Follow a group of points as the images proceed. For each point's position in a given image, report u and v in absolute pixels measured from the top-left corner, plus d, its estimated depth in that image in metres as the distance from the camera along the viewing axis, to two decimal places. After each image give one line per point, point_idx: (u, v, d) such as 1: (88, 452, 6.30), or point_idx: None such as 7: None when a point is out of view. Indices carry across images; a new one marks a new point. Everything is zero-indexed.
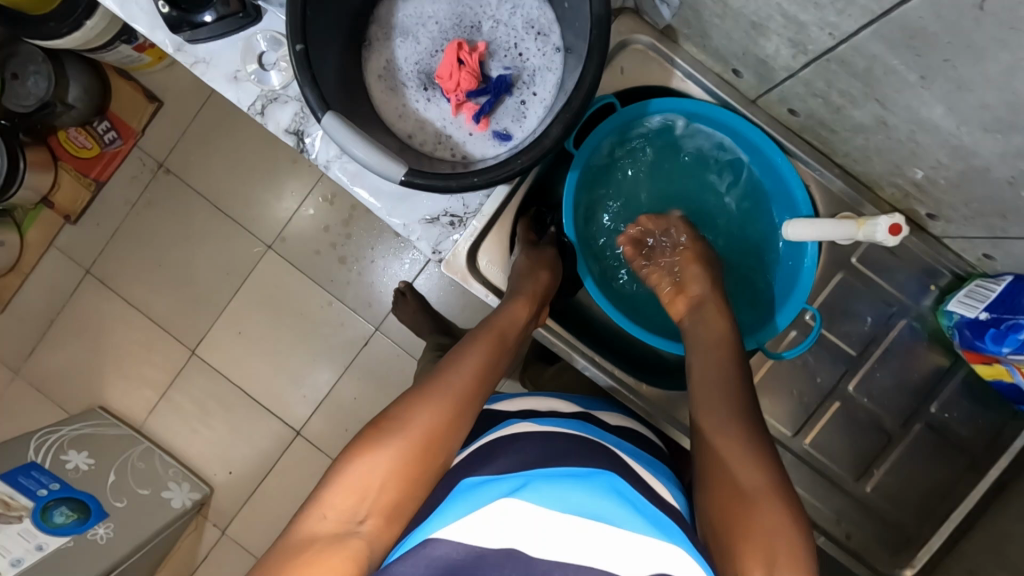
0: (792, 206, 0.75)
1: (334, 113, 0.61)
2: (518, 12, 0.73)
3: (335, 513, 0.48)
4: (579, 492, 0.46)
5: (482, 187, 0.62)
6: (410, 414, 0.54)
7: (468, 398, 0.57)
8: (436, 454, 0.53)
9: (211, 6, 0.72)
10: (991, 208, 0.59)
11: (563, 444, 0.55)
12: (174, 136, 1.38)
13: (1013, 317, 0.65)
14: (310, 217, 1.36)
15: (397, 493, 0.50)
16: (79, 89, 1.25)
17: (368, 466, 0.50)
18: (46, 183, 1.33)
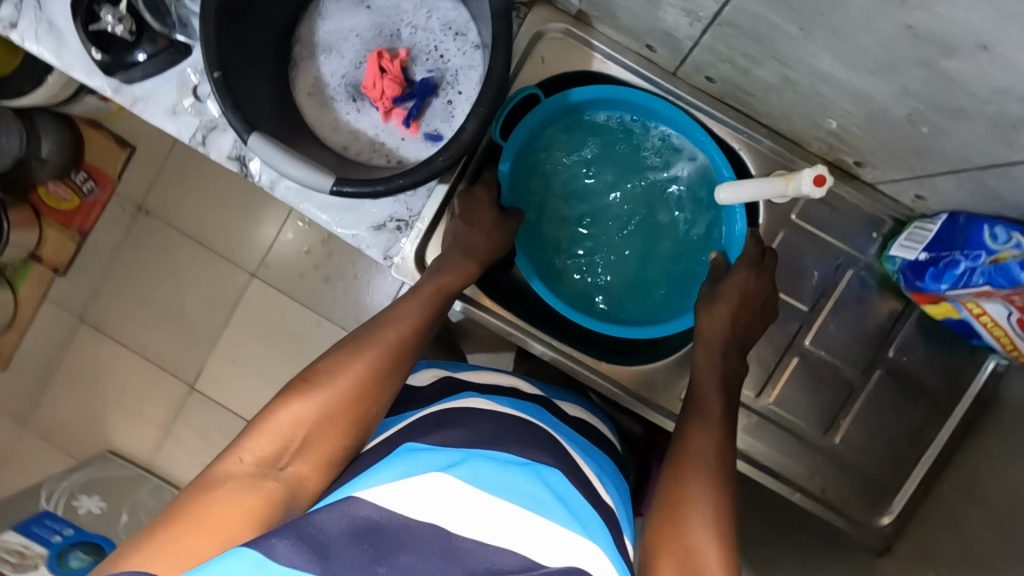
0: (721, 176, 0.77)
1: (258, 133, 0.63)
2: (434, 15, 0.76)
3: (256, 455, 0.52)
4: (515, 475, 0.49)
5: (410, 188, 0.64)
6: (338, 367, 0.57)
7: (402, 354, 0.60)
8: (364, 407, 0.56)
9: (141, 45, 0.76)
10: (905, 148, 0.60)
11: (514, 428, 0.57)
12: (149, 179, 1.41)
13: (951, 253, 0.66)
14: (290, 241, 1.39)
15: (323, 441, 0.54)
16: (52, 143, 1.31)
17: (292, 413, 0.54)
18: (32, 239, 1.37)
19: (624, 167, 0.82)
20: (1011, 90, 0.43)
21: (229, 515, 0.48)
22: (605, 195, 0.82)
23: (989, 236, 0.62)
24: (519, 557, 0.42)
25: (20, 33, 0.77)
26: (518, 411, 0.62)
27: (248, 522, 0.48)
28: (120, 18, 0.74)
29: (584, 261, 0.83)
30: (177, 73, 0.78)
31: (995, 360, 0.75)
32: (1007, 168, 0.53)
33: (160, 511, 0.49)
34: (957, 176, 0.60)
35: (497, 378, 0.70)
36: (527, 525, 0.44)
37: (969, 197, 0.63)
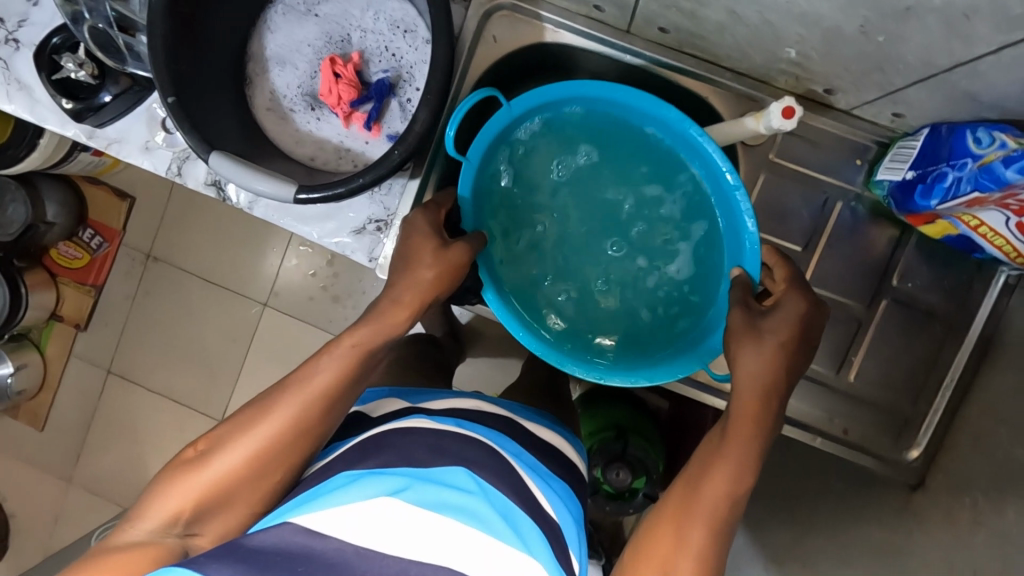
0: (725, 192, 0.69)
1: (219, 152, 0.64)
2: (381, 15, 0.76)
3: (149, 523, 0.51)
4: (451, 493, 0.49)
5: (371, 184, 0.64)
6: (230, 441, 0.54)
7: (313, 419, 0.56)
8: (268, 474, 0.54)
9: (105, 87, 0.78)
10: (867, 64, 0.59)
11: (459, 446, 0.56)
12: (153, 226, 1.44)
13: (937, 167, 0.63)
14: (295, 267, 1.41)
15: (219, 504, 0.53)
16: (56, 205, 1.35)
17: (182, 487, 0.52)
18: (50, 300, 1.42)
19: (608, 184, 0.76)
20: None
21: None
22: (593, 215, 0.76)
23: (973, 140, 0.59)
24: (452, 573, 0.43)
25: None
26: (462, 428, 0.61)
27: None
28: (80, 63, 0.76)
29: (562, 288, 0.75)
30: (146, 109, 0.79)
31: (1004, 274, 0.72)
32: (973, 65, 0.51)
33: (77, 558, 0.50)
34: (928, 84, 0.57)
35: (448, 401, 0.68)
36: (459, 544, 0.45)
37: (945, 105, 0.60)
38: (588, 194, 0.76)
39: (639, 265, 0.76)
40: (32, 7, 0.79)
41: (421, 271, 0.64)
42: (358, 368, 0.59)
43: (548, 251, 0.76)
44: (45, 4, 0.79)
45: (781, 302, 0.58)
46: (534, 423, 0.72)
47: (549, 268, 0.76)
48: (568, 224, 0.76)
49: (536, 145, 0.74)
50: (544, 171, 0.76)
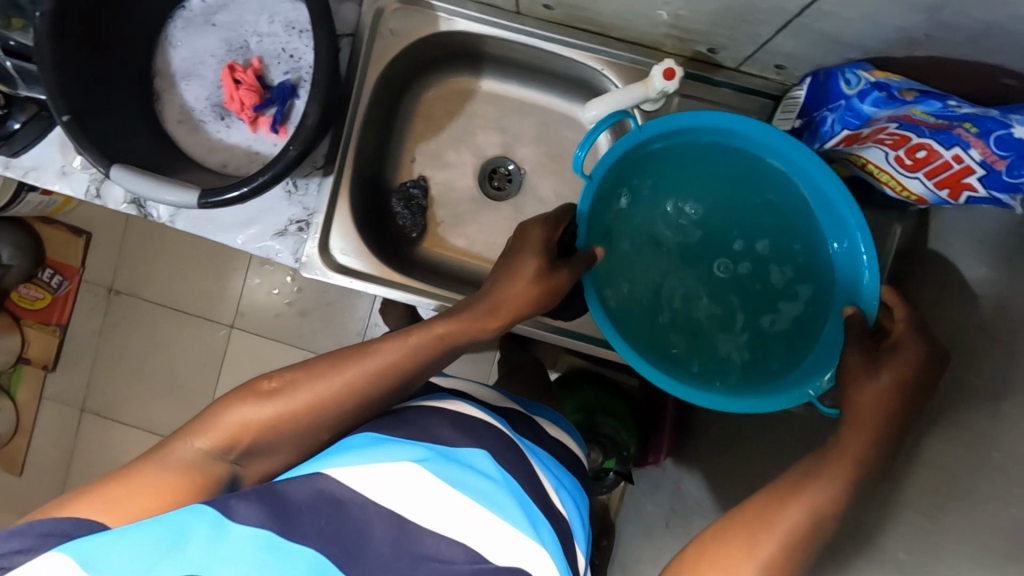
0: (839, 224, 0.67)
1: (120, 164, 0.65)
2: (275, 18, 0.76)
3: (202, 446, 0.51)
4: (476, 476, 0.50)
5: (274, 182, 0.65)
6: (311, 385, 0.53)
7: (383, 388, 0.55)
8: (322, 429, 0.54)
9: (14, 115, 0.78)
10: (732, 18, 0.61)
11: (484, 430, 0.56)
12: (112, 261, 1.44)
13: (819, 112, 0.66)
14: (259, 286, 1.43)
15: (270, 445, 0.52)
16: (10, 248, 1.34)
17: (247, 416, 0.51)
18: (15, 343, 1.41)
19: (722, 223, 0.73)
20: None
21: (155, 504, 0.47)
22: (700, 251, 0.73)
23: (845, 83, 0.61)
24: (468, 548, 0.45)
25: None
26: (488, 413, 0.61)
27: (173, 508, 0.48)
28: None
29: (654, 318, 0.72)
30: (58, 135, 0.81)
31: None
32: (819, 6, 0.54)
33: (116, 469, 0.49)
34: (790, 31, 0.60)
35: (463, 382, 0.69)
36: (481, 528, 0.46)
37: (814, 50, 0.63)
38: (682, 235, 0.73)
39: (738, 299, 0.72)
40: None
41: (525, 284, 0.61)
42: (433, 356, 0.58)
43: (636, 276, 0.72)
44: None
45: (902, 343, 0.53)
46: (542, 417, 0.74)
47: (638, 289, 0.72)
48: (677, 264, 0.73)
49: (652, 171, 0.71)
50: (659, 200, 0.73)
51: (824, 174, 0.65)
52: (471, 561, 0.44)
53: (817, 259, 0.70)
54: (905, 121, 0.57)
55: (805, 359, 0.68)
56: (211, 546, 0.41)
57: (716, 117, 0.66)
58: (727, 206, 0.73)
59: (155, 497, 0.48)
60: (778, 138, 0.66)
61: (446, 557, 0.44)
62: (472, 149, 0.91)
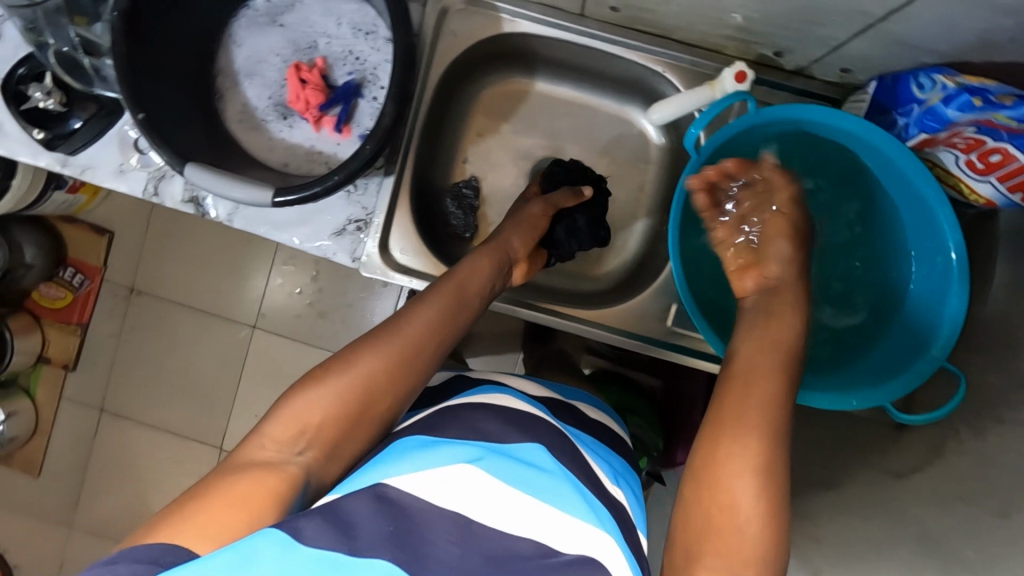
0: (927, 214, 0.64)
1: (193, 163, 0.65)
2: (342, 20, 0.78)
3: (274, 444, 0.51)
4: (527, 471, 0.51)
5: (347, 181, 0.65)
6: (357, 359, 0.56)
7: (425, 344, 0.59)
8: (382, 396, 0.56)
9: (74, 114, 0.78)
10: (808, 22, 0.62)
11: (532, 424, 0.57)
12: (133, 259, 1.44)
13: (889, 116, 0.67)
14: (281, 286, 1.42)
15: (339, 429, 0.53)
16: (34, 247, 1.32)
17: (309, 401, 0.53)
18: (36, 344, 1.38)
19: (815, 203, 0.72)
20: None
21: (237, 503, 0.46)
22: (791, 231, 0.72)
23: (918, 86, 0.62)
24: (536, 543, 0.45)
25: None
26: (536, 407, 0.61)
27: (258, 509, 0.47)
28: (48, 92, 0.77)
29: None
30: (117, 132, 0.80)
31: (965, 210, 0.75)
32: (906, 9, 0.54)
33: (184, 492, 0.48)
34: (867, 35, 0.60)
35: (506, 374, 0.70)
36: (543, 520, 0.47)
37: (885, 55, 0.63)
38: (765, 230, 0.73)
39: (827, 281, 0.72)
40: None
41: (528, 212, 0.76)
42: (456, 305, 0.63)
43: None
44: (7, 36, 0.78)
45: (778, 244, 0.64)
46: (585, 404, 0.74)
47: None
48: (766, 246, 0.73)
49: (747, 157, 0.71)
50: None
51: (914, 168, 0.62)
52: (539, 555, 0.44)
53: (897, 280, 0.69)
54: (986, 126, 0.57)
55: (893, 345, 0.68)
56: (283, 561, 0.39)
57: (831, 115, 0.64)
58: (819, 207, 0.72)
59: (234, 500, 0.46)
60: (891, 142, 0.62)
61: (514, 552, 0.44)
62: (520, 150, 0.91)
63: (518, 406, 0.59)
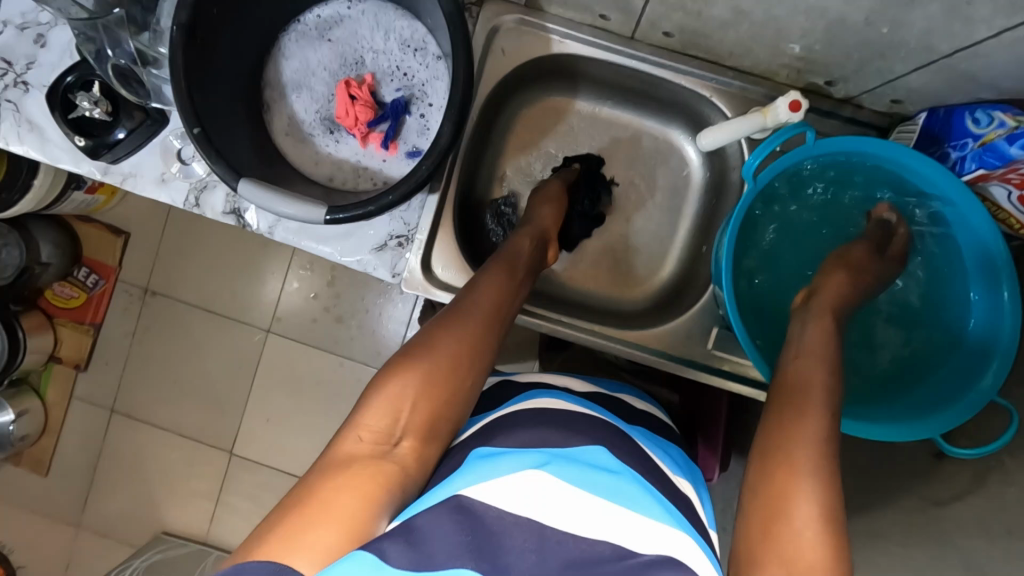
0: (975, 242, 0.65)
1: (247, 179, 0.65)
2: (391, 36, 0.78)
3: (371, 435, 0.51)
4: (597, 474, 0.50)
5: (401, 201, 0.65)
6: (437, 342, 0.57)
7: (493, 322, 0.61)
8: (465, 378, 0.57)
9: (120, 124, 0.77)
10: (869, 53, 0.62)
11: (588, 427, 0.57)
12: (150, 259, 1.35)
13: (940, 148, 0.68)
14: (296, 291, 1.34)
15: (431, 411, 0.54)
16: (51, 246, 1.26)
17: (399, 387, 0.53)
18: (48, 343, 1.31)
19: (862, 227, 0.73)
20: None
21: (352, 495, 0.46)
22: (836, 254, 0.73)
23: (972, 122, 0.63)
24: (614, 547, 0.44)
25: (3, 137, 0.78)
26: (586, 408, 0.61)
27: (373, 497, 0.47)
28: (95, 101, 0.76)
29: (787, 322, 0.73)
30: (160, 142, 0.79)
31: None
32: (974, 48, 0.55)
33: (285, 495, 0.48)
34: (929, 69, 0.61)
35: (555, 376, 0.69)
36: (619, 523, 0.45)
37: (944, 88, 0.63)
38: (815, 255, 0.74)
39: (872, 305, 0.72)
40: (39, 48, 0.78)
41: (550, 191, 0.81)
42: (511, 283, 0.66)
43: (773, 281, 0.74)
44: (53, 45, 0.78)
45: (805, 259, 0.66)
46: (631, 397, 0.73)
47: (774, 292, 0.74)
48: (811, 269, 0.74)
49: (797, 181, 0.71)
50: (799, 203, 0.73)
51: (966, 200, 0.63)
52: (620, 558, 0.43)
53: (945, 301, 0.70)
54: None
55: (939, 371, 0.68)
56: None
57: (881, 145, 0.65)
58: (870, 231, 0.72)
59: (349, 492, 0.47)
60: (945, 176, 0.63)
61: (595, 555, 0.43)
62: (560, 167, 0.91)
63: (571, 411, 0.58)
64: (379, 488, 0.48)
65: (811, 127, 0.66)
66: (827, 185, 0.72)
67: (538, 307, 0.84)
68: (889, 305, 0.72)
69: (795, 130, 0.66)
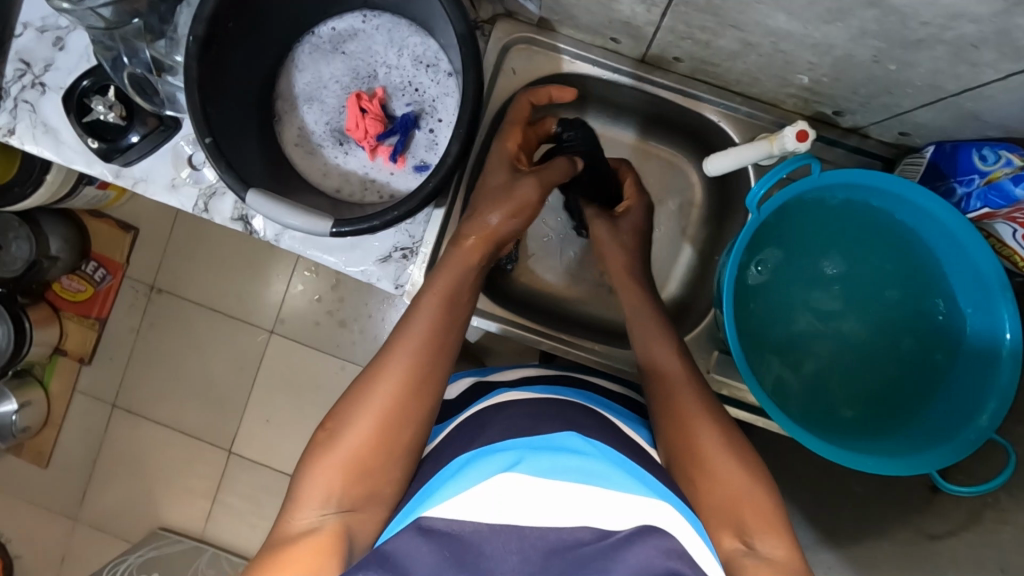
0: (975, 276, 0.65)
1: (255, 189, 0.65)
2: (404, 52, 0.79)
3: (308, 512, 0.50)
4: (567, 455, 0.49)
5: (405, 217, 0.66)
6: (366, 402, 0.54)
7: (425, 369, 0.56)
8: (399, 435, 0.53)
9: (133, 128, 0.78)
10: (877, 88, 0.63)
11: (555, 408, 0.58)
12: (157, 256, 1.36)
13: (944, 183, 0.68)
14: (300, 292, 1.34)
15: (368, 476, 0.52)
16: (60, 240, 1.26)
17: (331, 459, 0.52)
18: (53, 335, 1.33)
19: (857, 256, 0.72)
20: (964, 12, 0.47)
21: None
22: (830, 284, 0.73)
23: (979, 158, 0.63)
24: (593, 529, 0.44)
25: (18, 137, 0.79)
26: (551, 394, 0.64)
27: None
28: (110, 105, 0.77)
29: (782, 351, 0.74)
30: (171, 147, 0.79)
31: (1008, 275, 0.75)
32: (979, 89, 0.56)
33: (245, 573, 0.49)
34: (934, 106, 0.62)
35: (535, 371, 0.72)
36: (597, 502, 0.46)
37: (949, 124, 0.64)
38: (813, 278, 0.74)
39: (867, 335, 0.72)
40: (58, 51, 0.80)
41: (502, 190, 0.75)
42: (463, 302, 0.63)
43: (768, 309, 0.74)
44: (71, 48, 0.80)
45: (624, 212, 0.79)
46: (605, 380, 0.76)
47: (770, 321, 0.74)
48: (806, 298, 0.74)
49: (794, 214, 0.72)
50: (795, 234, 0.73)
51: (968, 234, 0.63)
52: (601, 538, 0.44)
53: (941, 332, 0.69)
54: None
55: (939, 405, 0.68)
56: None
57: (882, 177, 0.65)
58: (868, 253, 0.72)
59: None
60: (948, 211, 0.63)
61: (575, 542, 0.44)
62: None
63: (542, 402, 0.59)
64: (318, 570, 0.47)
65: (818, 159, 0.66)
66: (825, 217, 0.72)
67: (530, 320, 0.86)
68: (888, 332, 0.72)
69: (798, 159, 0.66)
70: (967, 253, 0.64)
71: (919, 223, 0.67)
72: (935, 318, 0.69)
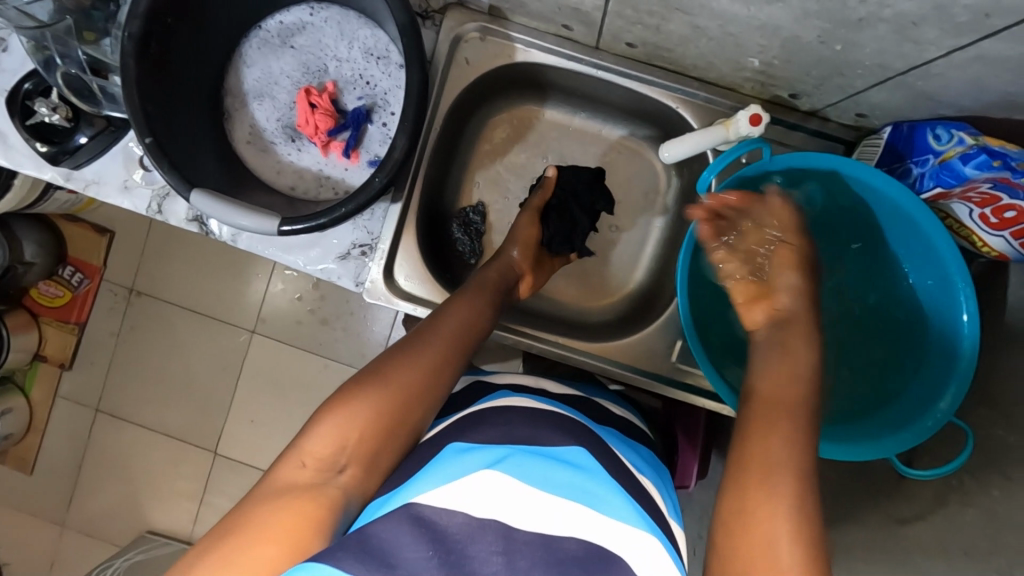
0: (939, 266, 0.64)
1: (199, 189, 0.64)
2: (355, 44, 0.77)
3: (313, 463, 0.50)
4: (562, 471, 0.49)
5: (354, 214, 0.64)
6: (396, 368, 0.56)
7: (454, 350, 0.61)
8: (417, 409, 0.55)
9: (81, 129, 0.76)
10: (828, 69, 0.61)
11: (551, 414, 0.59)
12: (136, 259, 1.34)
13: (903, 164, 0.66)
14: (281, 292, 1.33)
15: (376, 442, 0.52)
16: (34, 244, 1.24)
17: (352, 412, 0.52)
18: (32, 341, 1.31)
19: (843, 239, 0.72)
20: None
21: (281, 532, 0.45)
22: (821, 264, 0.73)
23: (933, 138, 0.61)
24: (569, 536, 0.44)
25: None
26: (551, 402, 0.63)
27: (301, 538, 0.45)
28: (54, 107, 0.76)
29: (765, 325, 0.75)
30: (122, 149, 0.78)
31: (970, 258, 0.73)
32: (926, 67, 0.54)
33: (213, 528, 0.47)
34: (885, 86, 0.60)
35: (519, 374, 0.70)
36: (586, 522, 0.45)
37: (903, 103, 0.62)
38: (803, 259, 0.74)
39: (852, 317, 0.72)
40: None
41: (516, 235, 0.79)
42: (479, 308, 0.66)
43: None
44: (13, 49, 0.77)
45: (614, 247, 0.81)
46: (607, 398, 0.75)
47: None
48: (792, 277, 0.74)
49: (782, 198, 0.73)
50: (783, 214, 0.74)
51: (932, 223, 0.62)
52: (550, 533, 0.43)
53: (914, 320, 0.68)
54: (1001, 182, 0.55)
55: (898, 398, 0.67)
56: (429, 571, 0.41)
57: (841, 161, 0.64)
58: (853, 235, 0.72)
59: (270, 533, 0.45)
60: (907, 195, 0.62)
61: (564, 551, 0.43)
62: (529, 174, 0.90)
63: (540, 407, 0.59)
64: (306, 525, 0.46)
65: (767, 144, 0.66)
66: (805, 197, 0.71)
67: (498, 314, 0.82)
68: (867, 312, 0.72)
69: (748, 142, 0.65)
70: (932, 243, 0.63)
71: (887, 209, 0.66)
72: (910, 307, 0.68)
